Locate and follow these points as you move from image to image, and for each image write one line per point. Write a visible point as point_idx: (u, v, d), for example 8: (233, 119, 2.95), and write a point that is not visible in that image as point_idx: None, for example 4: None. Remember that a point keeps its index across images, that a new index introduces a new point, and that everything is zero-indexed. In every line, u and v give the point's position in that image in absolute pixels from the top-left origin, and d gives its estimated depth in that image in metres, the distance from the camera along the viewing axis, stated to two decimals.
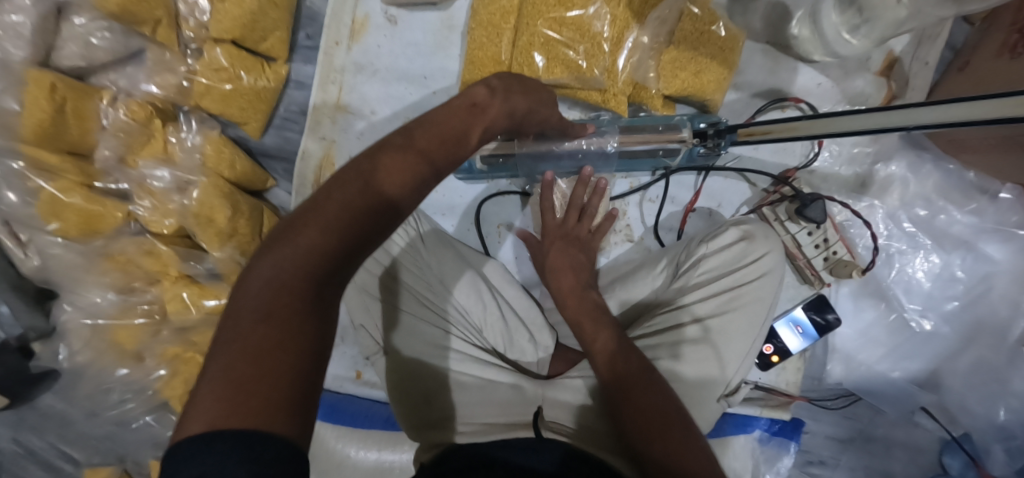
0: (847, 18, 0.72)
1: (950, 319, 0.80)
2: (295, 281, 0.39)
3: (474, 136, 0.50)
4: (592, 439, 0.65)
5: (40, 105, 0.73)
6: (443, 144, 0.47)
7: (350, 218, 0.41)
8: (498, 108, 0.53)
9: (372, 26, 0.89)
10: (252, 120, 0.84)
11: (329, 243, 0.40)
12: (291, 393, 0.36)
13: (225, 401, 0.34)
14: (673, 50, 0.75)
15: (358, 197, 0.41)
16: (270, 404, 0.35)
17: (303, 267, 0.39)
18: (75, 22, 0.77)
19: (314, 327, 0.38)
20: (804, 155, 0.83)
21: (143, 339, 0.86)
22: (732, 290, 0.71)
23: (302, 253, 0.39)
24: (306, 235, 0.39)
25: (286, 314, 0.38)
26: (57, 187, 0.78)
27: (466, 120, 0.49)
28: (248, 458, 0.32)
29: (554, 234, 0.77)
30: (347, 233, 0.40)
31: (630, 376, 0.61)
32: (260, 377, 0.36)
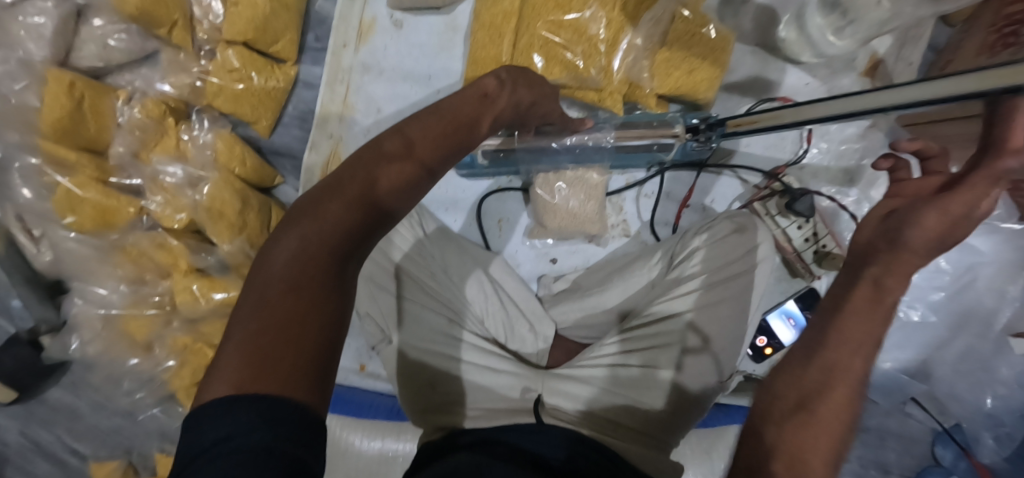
0: (831, 22, 0.76)
1: (938, 308, 0.83)
2: (321, 254, 0.41)
3: (484, 124, 0.53)
4: (592, 422, 0.68)
5: (59, 102, 0.77)
6: (456, 129, 0.50)
7: (376, 197, 0.44)
8: (506, 101, 0.56)
9: (379, 29, 0.93)
10: (262, 119, 0.87)
11: (353, 220, 0.42)
12: (312, 362, 0.39)
13: (250, 365, 0.37)
14: (665, 50, 0.78)
15: (380, 179, 0.44)
16: (295, 369, 0.38)
17: (329, 241, 0.42)
18: (94, 25, 0.81)
19: (337, 299, 0.41)
20: (793, 151, 0.86)
21: (155, 329, 0.88)
22: (722, 280, 0.74)
23: (329, 227, 0.42)
24: (332, 212, 0.42)
25: (313, 286, 0.40)
26: (74, 182, 0.81)
27: (480, 110, 0.53)
28: (275, 422, 0.35)
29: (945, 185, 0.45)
30: (368, 213, 0.43)
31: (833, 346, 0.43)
32: (287, 345, 0.38)
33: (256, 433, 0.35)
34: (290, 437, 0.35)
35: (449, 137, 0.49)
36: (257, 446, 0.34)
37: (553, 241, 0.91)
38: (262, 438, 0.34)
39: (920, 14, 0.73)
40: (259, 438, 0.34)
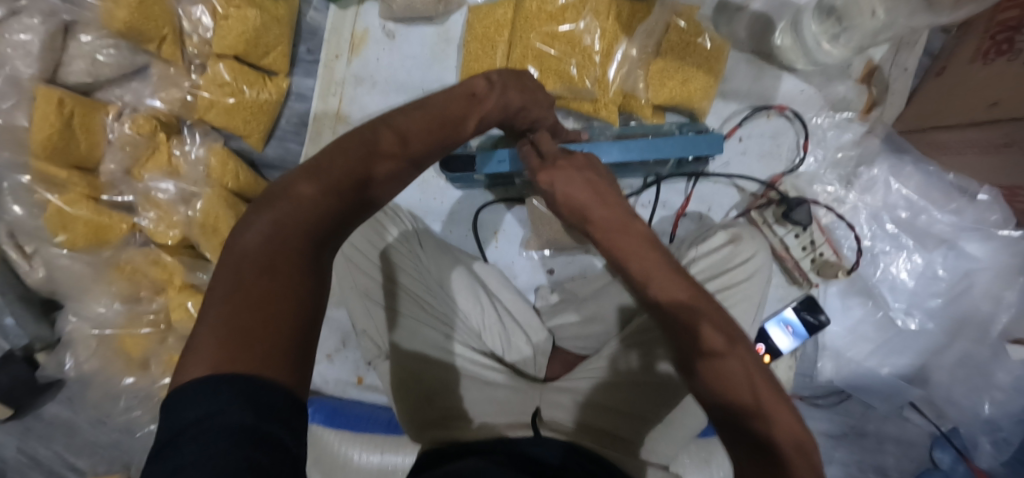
0: (825, 28, 0.76)
1: (934, 315, 0.83)
2: (296, 236, 0.40)
3: (470, 124, 0.53)
4: (590, 433, 0.67)
5: (49, 120, 0.76)
6: (442, 127, 0.50)
7: (351, 183, 0.43)
8: (494, 102, 0.56)
9: (371, 40, 0.92)
10: (254, 132, 0.86)
11: (329, 204, 0.42)
12: (291, 344, 0.37)
13: (226, 345, 0.35)
14: (660, 61, 0.78)
15: (358, 164, 0.44)
16: (274, 350, 0.36)
17: (306, 224, 0.41)
18: (81, 40, 0.80)
19: (313, 280, 0.40)
20: (790, 160, 0.85)
21: (149, 346, 0.88)
22: (721, 291, 0.72)
23: (302, 210, 0.41)
24: (308, 194, 0.41)
25: (288, 266, 0.39)
26: (64, 200, 0.80)
27: (466, 110, 0.53)
28: (257, 401, 0.34)
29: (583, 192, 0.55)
30: (346, 199, 0.43)
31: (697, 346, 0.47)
32: (265, 326, 0.37)
33: (236, 412, 0.33)
34: (270, 418, 0.33)
35: (434, 134, 0.49)
36: (239, 425, 0.32)
37: (550, 252, 0.91)
38: (243, 418, 0.33)
39: (916, 24, 0.73)
40: (240, 416, 0.33)
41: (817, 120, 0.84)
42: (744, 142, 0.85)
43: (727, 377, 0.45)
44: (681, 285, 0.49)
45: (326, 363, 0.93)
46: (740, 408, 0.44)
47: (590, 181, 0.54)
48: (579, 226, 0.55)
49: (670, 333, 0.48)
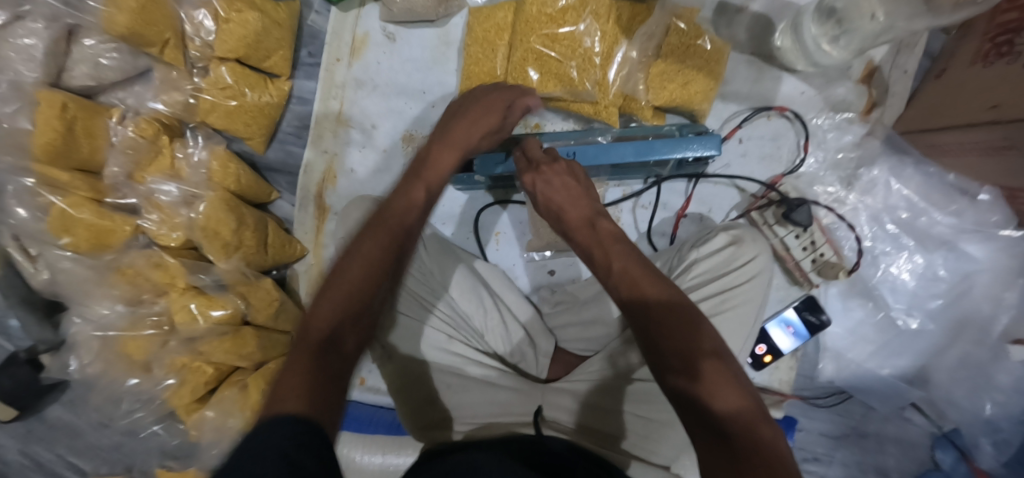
0: (827, 30, 0.76)
1: (935, 316, 0.83)
2: (316, 322, 0.52)
3: (423, 187, 0.64)
4: (591, 434, 0.70)
5: (52, 124, 0.76)
6: (408, 208, 0.62)
7: (340, 296, 0.53)
8: (449, 163, 0.66)
9: (372, 44, 0.92)
10: (255, 135, 0.87)
11: (333, 292, 0.54)
12: (305, 391, 0.46)
13: (268, 402, 0.46)
14: (660, 63, 0.78)
15: (351, 259, 0.56)
16: (292, 396, 0.45)
17: (321, 311, 0.53)
18: (85, 44, 0.80)
19: (320, 343, 0.50)
20: (790, 161, 0.85)
21: (152, 349, 0.87)
22: (721, 293, 0.72)
23: (311, 330, 0.52)
24: (322, 295, 0.54)
25: (309, 344, 0.51)
26: (68, 203, 0.80)
27: (415, 201, 0.62)
28: (270, 427, 0.41)
29: (574, 196, 0.61)
30: (344, 282, 0.54)
31: (675, 344, 0.49)
32: (290, 382, 0.47)
33: (252, 435, 0.41)
34: (275, 435, 0.40)
35: (404, 215, 0.61)
36: (250, 443, 0.40)
37: (550, 254, 0.91)
38: (254, 440, 0.40)
39: (917, 27, 0.73)
40: (254, 439, 0.40)
41: (816, 121, 0.84)
42: (743, 144, 0.85)
43: (718, 383, 0.46)
44: (663, 288, 0.52)
45: None
46: (739, 415, 0.45)
47: (573, 183, 0.62)
48: (557, 224, 0.63)
49: (644, 325, 0.51)
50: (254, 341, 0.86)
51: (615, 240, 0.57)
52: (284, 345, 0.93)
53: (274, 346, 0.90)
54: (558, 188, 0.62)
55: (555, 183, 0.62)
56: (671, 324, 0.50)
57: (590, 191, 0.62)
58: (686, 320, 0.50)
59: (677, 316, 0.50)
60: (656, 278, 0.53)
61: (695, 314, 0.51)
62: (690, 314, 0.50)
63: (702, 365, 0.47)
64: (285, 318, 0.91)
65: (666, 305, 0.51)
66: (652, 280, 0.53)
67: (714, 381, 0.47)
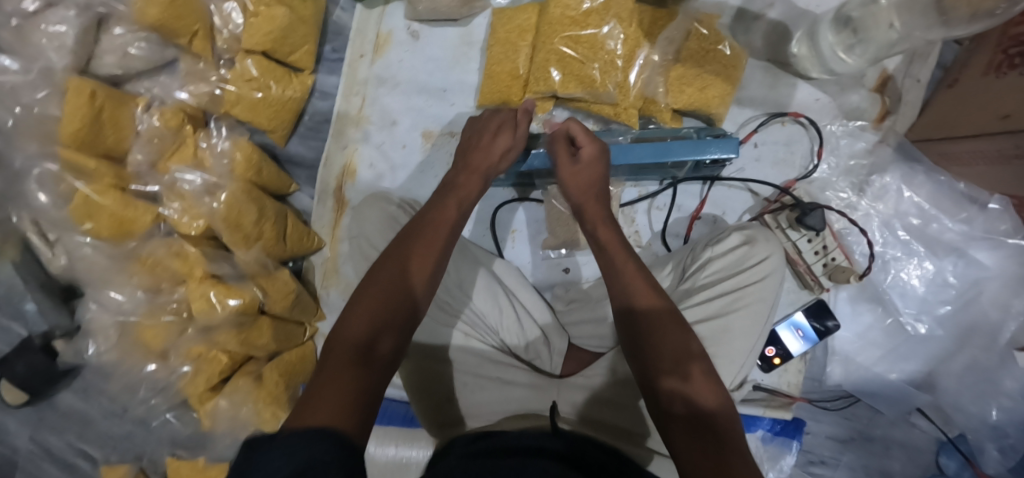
0: (842, 38, 0.78)
1: (944, 322, 0.84)
2: (352, 332, 0.55)
3: (450, 203, 0.67)
4: (599, 426, 0.69)
5: (81, 110, 0.77)
6: (440, 226, 0.64)
7: (371, 309, 0.56)
8: (474, 183, 0.70)
9: (395, 41, 0.94)
10: (278, 128, 0.89)
11: (369, 304, 0.57)
12: (348, 400, 0.49)
13: (304, 408, 0.48)
14: (679, 67, 0.80)
15: (389, 275, 0.59)
16: (335, 408, 0.47)
17: (358, 321, 0.56)
18: (114, 33, 0.81)
19: (357, 353, 0.53)
20: (803, 166, 0.86)
21: (169, 338, 0.88)
22: (734, 292, 0.74)
23: (344, 341, 0.54)
24: (357, 305, 0.57)
25: (346, 351, 0.53)
26: (92, 189, 0.80)
27: (448, 215, 0.66)
28: (308, 436, 0.43)
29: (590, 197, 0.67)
30: (382, 296, 0.57)
31: (671, 349, 0.56)
32: (331, 390, 0.49)
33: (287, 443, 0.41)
34: (304, 441, 0.42)
35: (439, 232, 0.64)
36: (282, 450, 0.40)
37: (565, 252, 0.92)
38: (286, 444, 0.41)
39: (931, 37, 0.75)
40: (284, 445, 0.41)
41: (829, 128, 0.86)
42: (758, 148, 0.87)
43: (703, 382, 0.54)
44: (664, 293, 0.59)
45: None
46: (724, 418, 0.52)
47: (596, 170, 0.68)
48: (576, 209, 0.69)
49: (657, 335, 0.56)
50: (270, 332, 0.87)
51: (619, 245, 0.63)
52: (299, 336, 0.94)
53: (290, 337, 0.91)
54: (583, 178, 0.67)
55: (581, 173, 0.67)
56: (665, 325, 0.57)
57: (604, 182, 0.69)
58: (682, 333, 0.56)
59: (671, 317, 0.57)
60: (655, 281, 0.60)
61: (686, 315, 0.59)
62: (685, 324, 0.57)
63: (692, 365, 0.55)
64: (300, 309, 0.91)
65: (660, 310, 0.58)
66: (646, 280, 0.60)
67: (704, 390, 0.53)
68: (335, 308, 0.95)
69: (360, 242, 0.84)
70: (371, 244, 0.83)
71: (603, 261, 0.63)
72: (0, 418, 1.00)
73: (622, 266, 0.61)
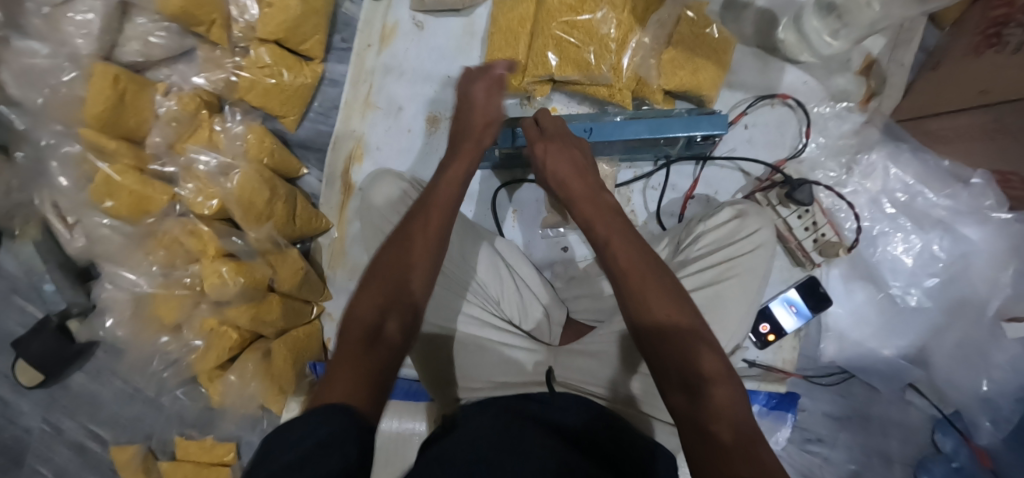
0: (828, 23, 0.81)
1: (933, 294, 0.86)
2: (359, 321, 0.56)
3: (443, 186, 0.69)
4: (626, 401, 0.74)
5: (105, 94, 0.81)
6: (438, 210, 0.66)
7: (376, 295, 0.59)
8: (465, 162, 0.72)
9: (401, 32, 0.99)
10: (290, 114, 0.94)
11: (373, 295, 0.59)
12: (360, 379, 0.50)
13: (315, 393, 0.49)
14: (672, 50, 0.84)
15: (392, 263, 0.61)
16: (348, 386, 0.49)
17: (363, 310, 0.58)
18: (137, 22, 0.87)
19: (361, 338, 0.54)
20: (792, 146, 0.89)
21: (184, 309, 0.91)
22: (726, 262, 0.76)
23: (354, 327, 0.56)
24: (360, 297, 0.59)
25: (353, 338, 0.55)
26: (113, 170, 0.85)
27: (446, 196, 0.68)
28: (326, 413, 0.44)
29: (580, 193, 0.65)
30: (384, 285, 0.60)
31: (673, 357, 0.51)
32: (341, 373, 0.50)
33: (312, 423, 0.43)
34: (321, 420, 0.43)
35: (438, 215, 0.66)
36: (309, 430, 0.42)
37: (564, 230, 0.95)
38: (304, 424, 0.43)
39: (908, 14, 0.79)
40: (304, 426, 0.42)
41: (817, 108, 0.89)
42: (749, 130, 0.90)
43: (717, 384, 0.50)
44: (686, 309, 0.54)
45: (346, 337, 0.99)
46: (743, 439, 0.45)
47: (574, 161, 0.67)
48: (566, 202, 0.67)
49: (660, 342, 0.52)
50: (279, 309, 0.90)
51: (635, 256, 0.57)
52: (306, 315, 0.97)
53: (297, 314, 0.94)
54: (567, 169, 0.67)
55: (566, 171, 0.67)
56: (676, 340, 0.52)
57: (592, 177, 0.67)
58: (683, 340, 0.52)
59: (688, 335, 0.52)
60: (677, 295, 0.54)
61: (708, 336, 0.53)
62: (698, 335, 0.52)
63: (708, 390, 0.49)
64: (308, 288, 0.94)
65: (677, 325, 0.53)
66: (664, 296, 0.54)
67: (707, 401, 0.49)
68: (341, 288, 0.99)
69: (370, 221, 0.88)
70: (382, 221, 0.87)
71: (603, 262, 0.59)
72: (15, 400, 1.03)
73: (617, 265, 0.57)
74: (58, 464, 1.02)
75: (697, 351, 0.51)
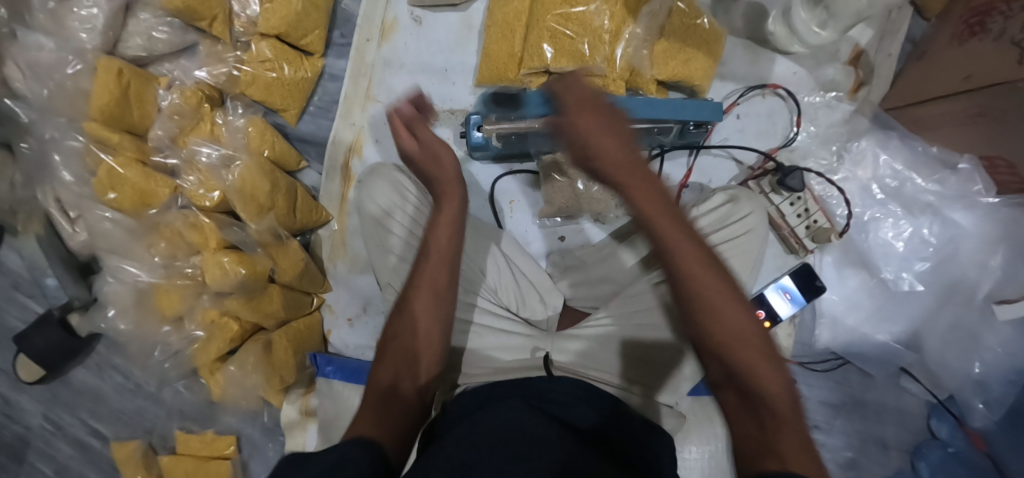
0: (815, 15, 0.84)
1: (924, 278, 0.87)
2: (379, 380, 0.60)
3: (441, 229, 0.71)
4: (636, 386, 0.75)
5: (109, 88, 0.82)
6: (440, 258, 0.69)
7: (393, 356, 0.63)
8: (455, 187, 0.72)
9: (400, 26, 1.01)
10: (291, 107, 0.95)
11: (391, 354, 0.63)
12: (377, 420, 0.53)
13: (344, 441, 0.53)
14: (664, 41, 0.86)
15: (404, 323, 0.65)
16: (367, 424, 0.52)
17: (384, 371, 0.61)
18: (140, 18, 0.89)
19: (378, 393, 0.58)
20: (784, 136, 0.92)
21: (186, 300, 0.91)
22: (719, 246, 0.78)
23: (374, 387, 0.60)
24: (382, 358, 0.63)
25: (373, 394, 0.58)
26: (117, 162, 0.86)
27: (446, 239, 0.70)
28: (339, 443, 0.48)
29: (623, 167, 0.54)
30: (399, 342, 0.64)
31: (740, 379, 0.50)
32: (362, 419, 0.54)
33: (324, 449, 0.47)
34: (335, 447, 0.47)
35: (440, 262, 0.69)
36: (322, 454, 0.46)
37: (561, 220, 0.97)
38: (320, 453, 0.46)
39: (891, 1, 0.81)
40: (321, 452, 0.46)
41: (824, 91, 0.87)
42: (741, 120, 0.92)
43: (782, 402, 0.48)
44: (751, 323, 0.52)
45: (346, 328, 1.01)
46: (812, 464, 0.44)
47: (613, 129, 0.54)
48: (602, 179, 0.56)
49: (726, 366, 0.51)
50: (279, 299, 0.91)
51: (703, 261, 0.53)
52: (307, 306, 0.98)
53: (298, 305, 0.96)
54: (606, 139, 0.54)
55: (609, 143, 0.54)
56: (739, 354, 0.51)
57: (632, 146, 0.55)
58: (746, 358, 0.50)
59: (752, 351, 0.50)
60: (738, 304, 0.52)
61: (773, 355, 0.51)
62: (764, 355, 0.51)
63: (772, 416, 0.47)
64: (309, 280, 0.96)
65: (738, 349, 0.50)
66: (731, 312, 0.51)
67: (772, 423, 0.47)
68: (342, 279, 1.01)
69: (367, 212, 0.89)
70: (380, 212, 0.88)
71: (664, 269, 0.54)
72: (15, 396, 1.03)
73: (680, 274, 0.52)
74: (59, 461, 1.02)
75: (761, 371, 0.50)
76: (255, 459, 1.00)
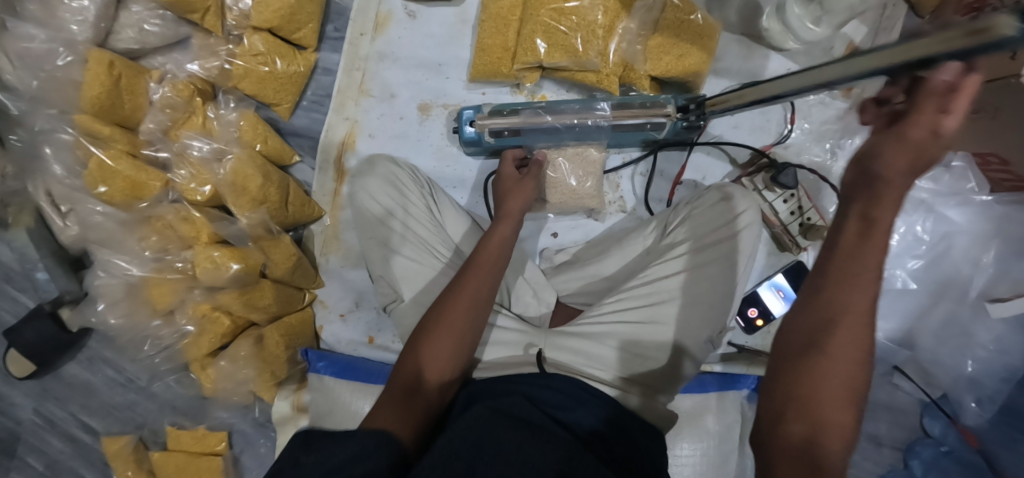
0: (809, 11, 0.83)
1: (917, 275, 0.88)
2: (403, 373, 0.63)
3: (492, 243, 0.71)
4: (637, 385, 0.73)
5: (100, 80, 0.81)
6: (486, 269, 0.68)
7: (419, 351, 0.64)
8: (517, 208, 0.77)
9: (395, 20, 1.01)
10: (284, 101, 0.95)
11: (420, 350, 0.64)
12: (392, 418, 0.58)
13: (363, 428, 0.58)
14: (658, 36, 0.86)
15: (436, 322, 0.65)
16: (385, 424, 0.57)
17: (409, 364, 0.63)
18: (132, 11, 0.88)
19: (400, 388, 0.61)
20: (778, 133, 0.92)
21: (177, 294, 0.91)
22: (715, 241, 0.78)
23: (399, 377, 0.63)
24: (410, 350, 0.64)
25: (396, 389, 0.61)
26: (108, 154, 0.86)
27: (496, 253, 0.70)
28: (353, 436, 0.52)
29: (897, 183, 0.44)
30: (428, 341, 0.64)
31: (820, 413, 0.44)
32: (381, 416, 0.58)
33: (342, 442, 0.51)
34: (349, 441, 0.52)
35: (483, 274, 0.68)
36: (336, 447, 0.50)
37: (555, 216, 0.96)
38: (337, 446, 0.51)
39: None
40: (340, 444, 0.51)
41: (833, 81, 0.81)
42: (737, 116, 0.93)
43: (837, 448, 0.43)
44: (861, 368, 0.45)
45: (339, 323, 1.00)
46: None
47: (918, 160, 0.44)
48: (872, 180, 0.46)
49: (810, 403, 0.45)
50: (272, 294, 0.91)
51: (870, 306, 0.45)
52: (299, 301, 0.97)
53: (290, 301, 0.95)
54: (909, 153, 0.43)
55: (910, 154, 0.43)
56: (834, 399, 0.44)
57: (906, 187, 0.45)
58: (829, 404, 0.44)
59: (847, 405, 0.44)
60: (860, 361, 0.45)
61: (860, 407, 0.45)
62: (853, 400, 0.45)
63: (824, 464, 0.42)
64: (302, 274, 0.95)
65: (838, 392, 0.44)
66: (850, 354, 0.45)
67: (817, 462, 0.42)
68: (334, 274, 1.01)
69: (366, 208, 0.88)
70: (376, 205, 0.88)
71: (826, 290, 0.46)
72: (5, 390, 1.02)
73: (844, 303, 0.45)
74: (50, 455, 1.01)
75: (840, 417, 0.44)
76: (247, 454, 1.01)
